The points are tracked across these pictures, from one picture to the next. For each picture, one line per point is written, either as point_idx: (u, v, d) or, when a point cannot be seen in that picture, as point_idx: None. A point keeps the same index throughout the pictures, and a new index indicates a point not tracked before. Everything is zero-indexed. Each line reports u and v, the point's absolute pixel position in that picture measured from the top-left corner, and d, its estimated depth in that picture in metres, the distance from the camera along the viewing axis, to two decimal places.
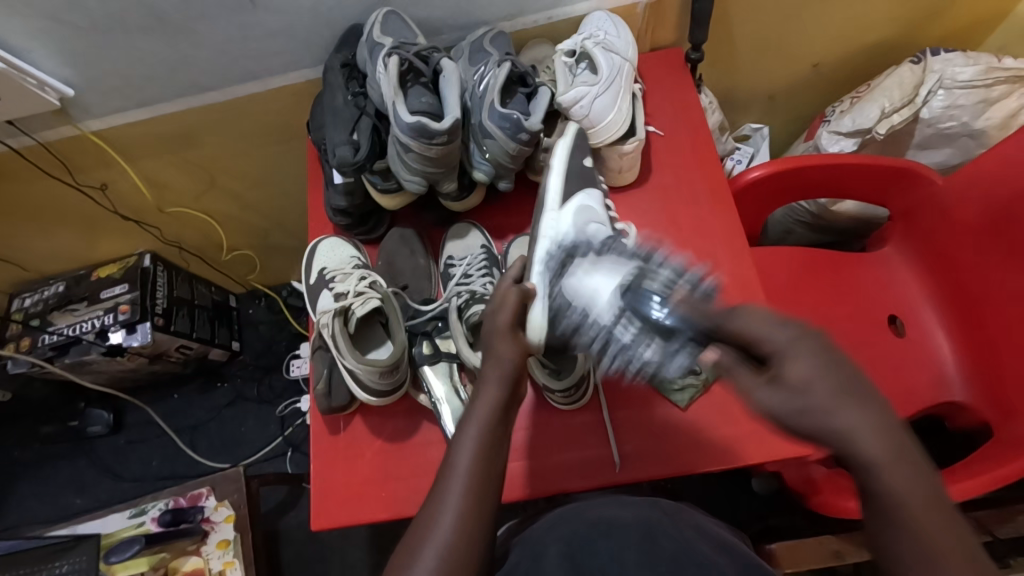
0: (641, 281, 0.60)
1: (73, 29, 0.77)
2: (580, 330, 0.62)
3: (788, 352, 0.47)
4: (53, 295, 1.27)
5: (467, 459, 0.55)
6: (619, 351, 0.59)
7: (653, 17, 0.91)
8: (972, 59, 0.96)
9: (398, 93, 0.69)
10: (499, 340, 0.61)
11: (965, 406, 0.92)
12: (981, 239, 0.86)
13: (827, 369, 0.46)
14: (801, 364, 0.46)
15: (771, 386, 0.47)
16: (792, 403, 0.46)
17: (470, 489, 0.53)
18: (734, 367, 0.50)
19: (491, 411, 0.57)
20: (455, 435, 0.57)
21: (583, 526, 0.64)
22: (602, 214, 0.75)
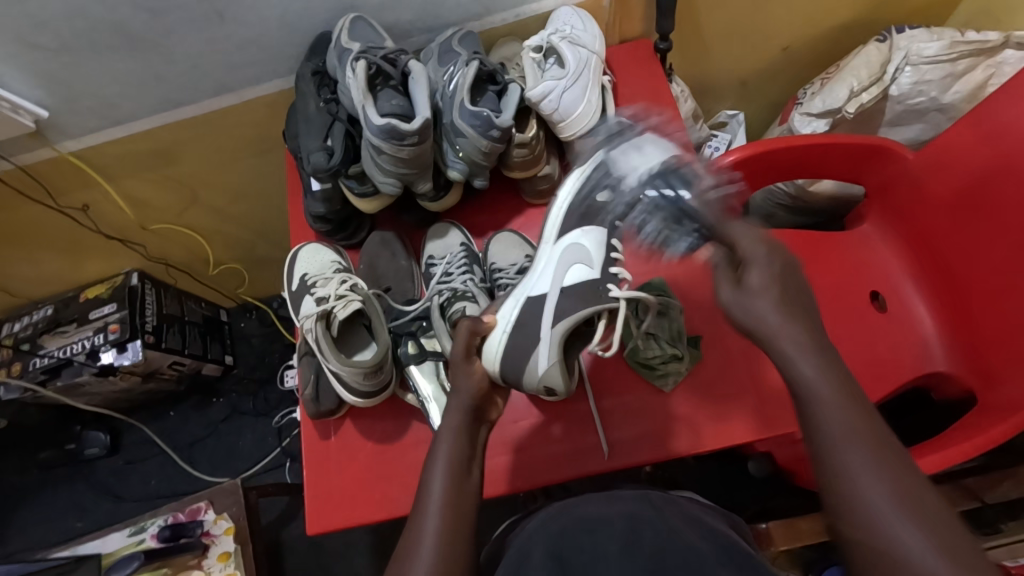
0: (676, 168, 0.69)
1: (43, 51, 0.77)
2: (617, 200, 0.72)
3: (756, 261, 0.53)
4: (42, 318, 1.28)
5: (440, 476, 0.56)
6: (643, 211, 0.70)
7: (619, 10, 0.92)
8: (936, 34, 0.97)
9: (367, 96, 0.69)
10: (457, 373, 0.63)
11: (949, 376, 0.93)
12: (953, 214, 0.87)
13: (775, 281, 0.52)
14: (760, 275, 0.52)
15: (736, 289, 0.53)
16: (749, 307, 0.52)
17: (450, 501, 0.55)
18: (719, 268, 0.56)
19: (458, 432, 0.59)
20: (431, 451, 0.58)
21: (569, 521, 0.65)
22: (596, 254, 0.69)
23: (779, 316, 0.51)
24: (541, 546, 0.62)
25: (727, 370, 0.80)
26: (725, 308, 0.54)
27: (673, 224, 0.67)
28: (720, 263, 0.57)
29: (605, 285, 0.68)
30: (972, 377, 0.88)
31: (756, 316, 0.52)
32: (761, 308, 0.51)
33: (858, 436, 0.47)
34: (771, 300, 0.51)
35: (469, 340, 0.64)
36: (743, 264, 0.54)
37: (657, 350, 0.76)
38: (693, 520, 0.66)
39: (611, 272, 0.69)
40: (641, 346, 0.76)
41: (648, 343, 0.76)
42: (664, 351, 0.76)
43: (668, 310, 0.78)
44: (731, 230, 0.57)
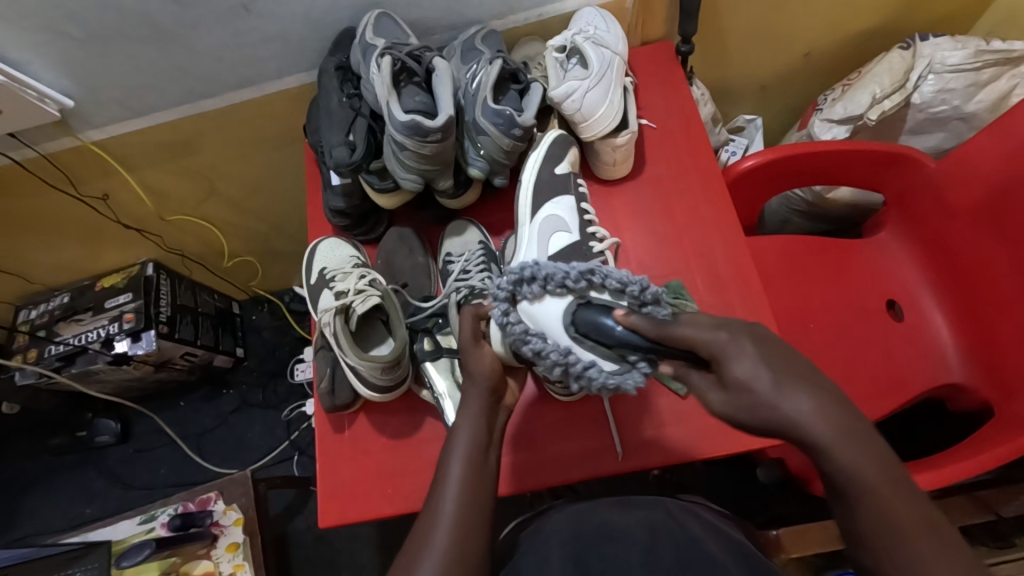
0: (594, 287, 0.58)
1: (72, 40, 0.78)
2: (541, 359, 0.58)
3: (729, 350, 0.47)
4: (58, 306, 1.29)
5: (461, 467, 0.56)
6: (579, 377, 0.56)
7: (642, 12, 0.92)
8: (960, 43, 0.96)
9: (391, 92, 0.70)
10: (468, 354, 0.63)
11: (965, 387, 0.93)
12: (974, 225, 0.87)
13: (768, 358, 0.46)
14: (737, 365, 0.46)
15: (721, 390, 0.47)
16: (745, 405, 0.46)
17: (468, 489, 0.55)
18: (691, 371, 0.50)
19: (479, 415, 0.60)
20: (450, 436, 0.59)
21: (588, 528, 0.65)
22: (572, 221, 0.75)
23: (774, 392, 0.45)
24: (557, 551, 0.63)
25: None
26: (722, 414, 0.47)
27: (586, 339, 0.56)
28: (689, 367, 0.50)
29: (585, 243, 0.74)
30: (989, 391, 0.88)
31: (761, 411, 0.46)
32: (766, 396, 0.45)
33: (919, 523, 0.46)
34: (767, 368, 0.46)
35: (473, 323, 0.66)
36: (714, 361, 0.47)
37: None
38: (709, 526, 0.67)
39: (589, 232, 0.75)
40: None
41: None
42: None
43: None
44: (676, 330, 0.49)
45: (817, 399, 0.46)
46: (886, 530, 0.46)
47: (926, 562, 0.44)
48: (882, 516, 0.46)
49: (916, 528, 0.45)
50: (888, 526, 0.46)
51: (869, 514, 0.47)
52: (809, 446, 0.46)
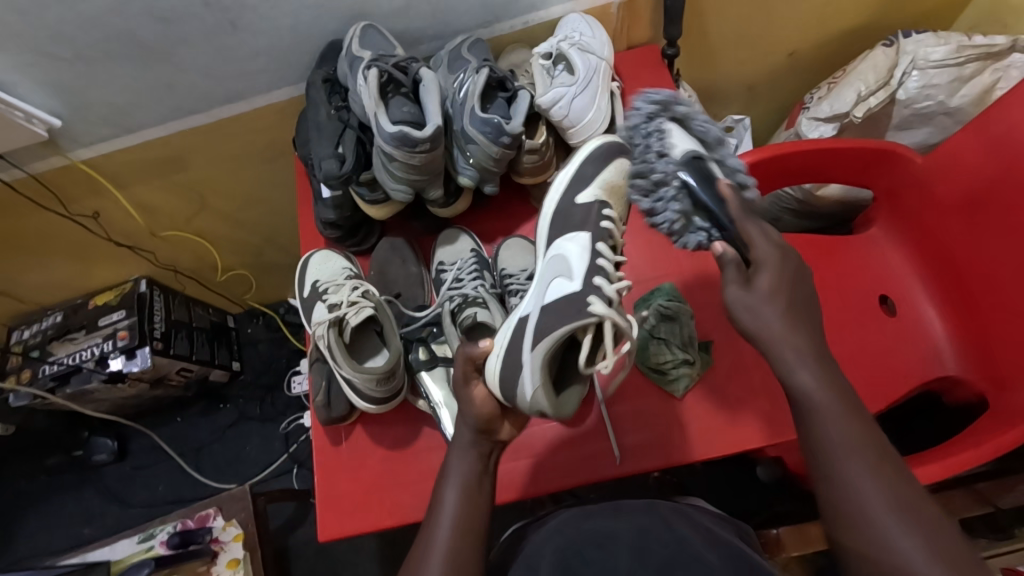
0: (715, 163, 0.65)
1: (58, 61, 0.78)
2: (653, 162, 0.65)
3: (776, 262, 0.56)
4: (52, 326, 1.29)
5: (452, 494, 0.58)
6: (659, 199, 0.64)
7: (627, 16, 0.93)
8: (942, 39, 0.97)
9: (379, 104, 0.70)
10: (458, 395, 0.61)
11: (960, 379, 0.94)
12: (961, 220, 0.88)
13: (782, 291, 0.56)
14: (768, 278, 0.56)
15: (744, 288, 0.57)
16: (752, 303, 0.56)
17: (461, 517, 0.56)
18: (728, 264, 0.58)
19: (467, 450, 0.60)
20: (441, 475, 0.60)
21: (579, 535, 0.65)
22: (578, 267, 0.64)
23: (784, 316, 0.56)
24: (547, 562, 0.62)
25: (739, 375, 0.80)
26: (734, 308, 0.57)
27: (683, 192, 0.63)
28: (731, 263, 0.58)
29: (586, 297, 0.60)
30: (983, 383, 0.88)
31: (752, 322, 0.56)
32: (767, 316, 0.56)
33: (865, 450, 0.51)
34: (777, 301, 0.56)
35: (466, 364, 0.62)
36: (754, 264, 0.57)
37: (668, 354, 0.78)
38: (699, 526, 0.67)
39: (593, 285, 0.61)
40: (652, 350, 0.79)
41: (659, 346, 0.79)
42: (675, 355, 0.78)
43: (676, 315, 0.80)
44: (750, 227, 0.58)
45: (789, 325, 0.56)
46: (841, 462, 0.51)
47: (867, 479, 0.50)
48: (835, 436, 0.52)
49: (867, 457, 0.51)
50: (838, 448, 0.52)
51: (837, 433, 0.52)
52: (778, 363, 0.56)
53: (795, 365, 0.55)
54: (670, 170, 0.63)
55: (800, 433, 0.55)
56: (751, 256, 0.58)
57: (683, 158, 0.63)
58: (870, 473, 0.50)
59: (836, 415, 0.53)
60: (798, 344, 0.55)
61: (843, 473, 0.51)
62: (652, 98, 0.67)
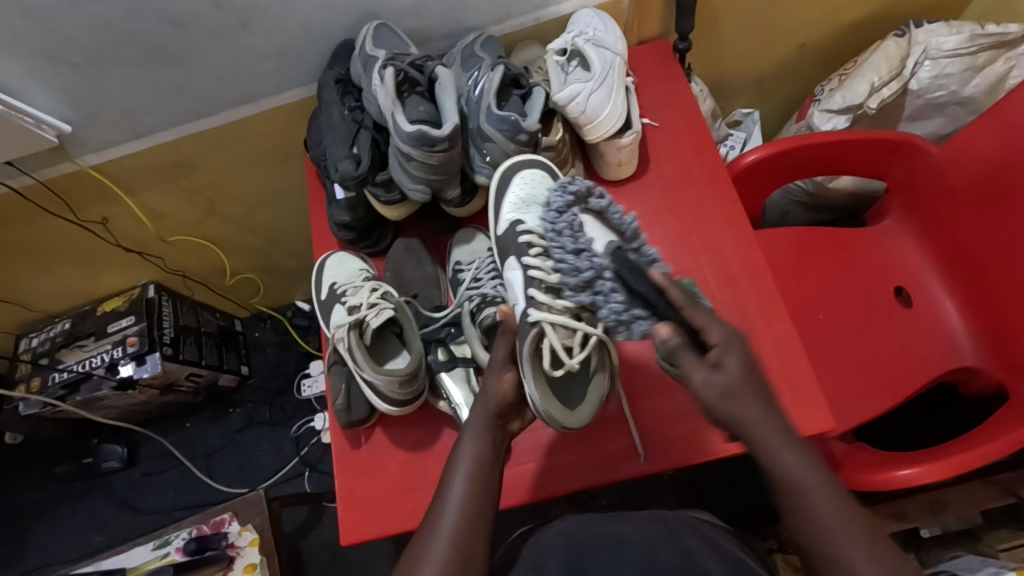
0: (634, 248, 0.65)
1: (68, 65, 0.77)
2: (575, 258, 0.65)
3: (733, 343, 0.55)
4: (60, 333, 1.28)
5: (461, 479, 0.58)
6: (602, 296, 0.61)
7: (638, 11, 0.92)
8: (954, 28, 0.96)
9: (396, 103, 0.69)
10: (489, 376, 0.64)
11: (977, 370, 0.93)
12: (977, 210, 0.87)
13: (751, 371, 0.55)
14: (737, 359, 0.54)
15: (711, 369, 0.54)
16: (722, 390, 0.54)
17: (468, 503, 0.56)
18: (682, 349, 0.55)
19: (482, 433, 0.61)
20: (455, 452, 0.60)
21: (584, 540, 0.66)
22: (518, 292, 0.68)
23: (751, 393, 0.54)
24: (553, 562, 0.63)
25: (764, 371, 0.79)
26: (705, 396, 0.54)
27: (626, 277, 0.59)
28: (682, 345, 0.55)
29: (528, 311, 0.65)
30: (1002, 374, 0.88)
31: (729, 408, 0.54)
32: (724, 393, 0.54)
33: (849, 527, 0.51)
34: (749, 382, 0.54)
35: (507, 347, 0.65)
36: (716, 348, 0.54)
37: None
38: (707, 539, 0.66)
39: (530, 296, 0.66)
40: None
41: None
42: None
43: None
44: (693, 311, 0.55)
45: (764, 404, 0.54)
46: (821, 532, 0.51)
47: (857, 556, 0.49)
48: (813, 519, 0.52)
49: (851, 531, 0.50)
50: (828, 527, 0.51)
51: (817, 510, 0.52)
52: (756, 447, 0.54)
53: (770, 449, 0.53)
54: (600, 267, 0.62)
55: (782, 513, 0.54)
56: (709, 341, 0.55)
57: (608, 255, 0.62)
58: (856, 548, 0.50)
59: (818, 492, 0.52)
60: (778, 426, 0.54)
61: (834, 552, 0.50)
62: (567, 190, 0.70)
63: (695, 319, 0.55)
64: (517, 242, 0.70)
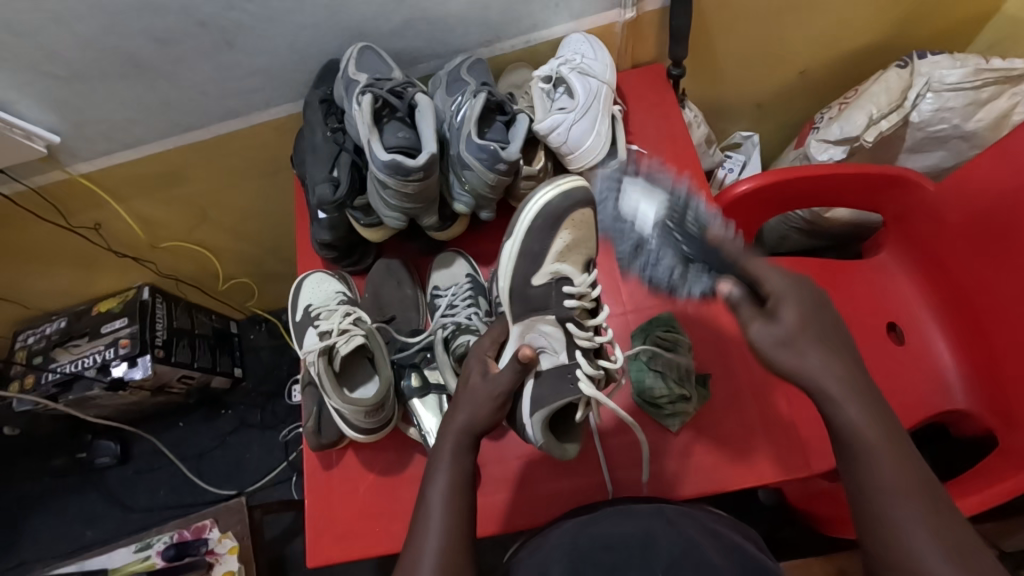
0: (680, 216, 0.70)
1: (56, 79, 0.78)
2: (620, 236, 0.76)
3: (785, 296, 0.55)
4: (55, 331, 1.29)
5: (439, 495, 0.58)
6: (649, 258, 0.75)
7: (631, 35, 0.91)
8: (959, 61, 0.94)
9: (372, 130, 0.69)
10: (478, 390, 0.63)
11: (970, 414, 0.90)
12: (974, 248, 0.85)
13: (808, 320, 0.55)
14: (793, 310, 0.55)
15: (767, 322, 0.55)
16: (782, 342, 0.55)
17: (449, 520, 0.56)
18: (742, 302, 0.57)
19: (458, 454, 0.60)
20: (428, 477, 0.60)
21: (587, 539, 0.63)
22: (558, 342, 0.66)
23: (812, 345, 0.54)
24: (559, 563, 0.61)
25: (737, 411, 0.78)
26: (761, 345, 0.55)
27: (670, 237, 0.71)
28: (742, 299, 0.57)
29: (573, 369, 0.64)
30: (992, 419, 0.85)
31: (788, 359, 0.54)
32: (796, 342, 0.54)
33: (903, 484, 0.51)
34: (805, 331, 0.55)
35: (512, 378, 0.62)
36: (772, 298, 0.56)
37: (664, 389, 0.75)
38: (709, 531, 0.64)
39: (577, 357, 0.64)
40: (648, 383, 0.76)
41: (655, 380, 0.76)
42: (671, 390, 0.74)
43: (674, 347, 0.77)
44: (751, 265, 0.58)
45: (828, 361, 0.54)
46: (879, 489, 0.52)
47: (905, 516, 0.50)
48: (880, 477, 0.52)
49: (902, 490, 0.51)
50: (884, 485, 0.52)
51: (871, 467, 0.53)
52: (822, 400, 0.55)
53: (837, 401, 0.54)
54: (644, 236, 0.73)
55: (843, 469, 0.55)
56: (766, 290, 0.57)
57: (656, 225, 0.72)
58: (906, 507, 0.50)
59: (879, 446, 0.53)
60: (837, 373, 0.54)
61: (886, 511, 0.51)
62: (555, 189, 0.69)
63: (755, 269, 0.58)
64: (562, 305, 0.67)
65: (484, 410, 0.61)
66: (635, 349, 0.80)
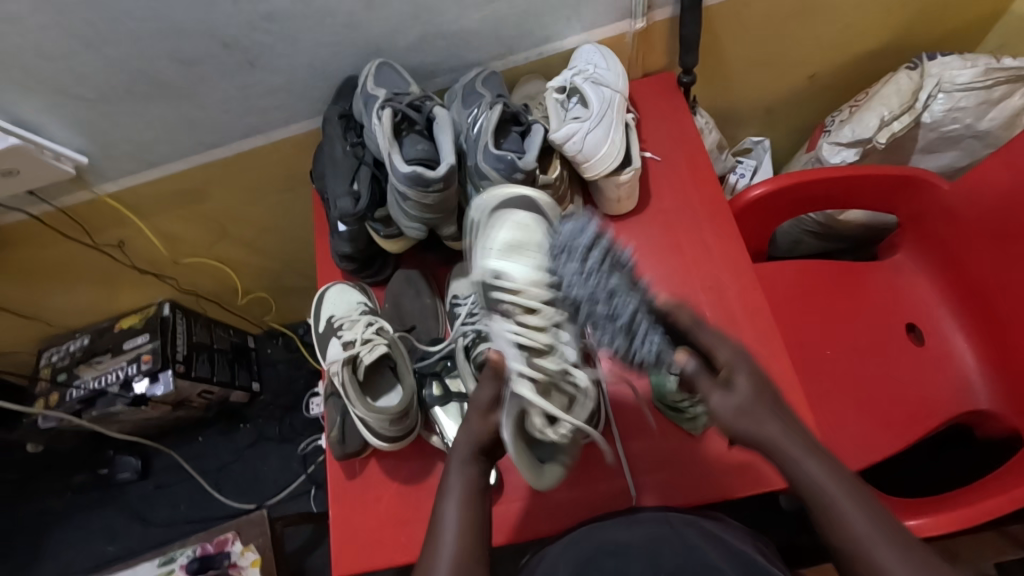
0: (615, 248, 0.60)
1: (85, 102, 0.80)
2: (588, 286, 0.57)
3: (740, 363, 0.59)
4: (79, 348, 1.32)
5: (454, 513, 0.58)
6: (609, 323, 0.57)
7: (641, 45, 0.92)
8: (969, 61, 0.94)
9: (392, 143, 0.70)
10: (472, 411, 0.63)
11: (992, 414, 0.90)
12: (992, 246, 0.84)
13: (759, 386, 0.58)
14: (745, 376, 0.58)
15: (725, 391, 0.58)
16: (740, 412, 0.57)
17: (463, 533, 0.57)
18: (699, 373, 0.58)
19: (467, 467, 0.61)
20: (439, 498, 0.60)
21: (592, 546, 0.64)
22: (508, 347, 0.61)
23: (767, 410, 0.57)
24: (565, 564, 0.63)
25: None
26: (723, 414, 0.57)
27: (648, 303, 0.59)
28: (699, 370, 0.59)
29: (516, 372, 0.59)
30: (1017, 419, 0.84)
31: (749, 427, 0.57)
32: (752, 407, 0.57)
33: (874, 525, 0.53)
34: (762, 400, 0.57)
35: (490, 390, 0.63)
36: (725, 367, 0.59)
37: (685, 392, 0.73)
38: (714, 539, 0.64)
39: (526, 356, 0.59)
40: (669, 387, 0.75)
41: (675, 383, 0.74)
42: (693, 394, 0.73)
43: None
44: (706, 336, 0.60)
45: (780, 423, 0.57)
46: (858, 534, 0.53)
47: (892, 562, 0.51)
48: (856, 524, 0.53)
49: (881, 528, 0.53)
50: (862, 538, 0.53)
51: (855, 519, 0.53)
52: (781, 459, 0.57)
53: (795, 456, 0.56)
54: (636, 311, 0.56)
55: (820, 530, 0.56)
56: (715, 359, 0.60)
57: (642, 297, 0.58)
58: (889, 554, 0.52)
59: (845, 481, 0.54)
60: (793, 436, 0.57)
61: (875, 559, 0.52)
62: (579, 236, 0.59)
63: (705, 339, 0.60)
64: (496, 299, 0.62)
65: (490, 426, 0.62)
66: None
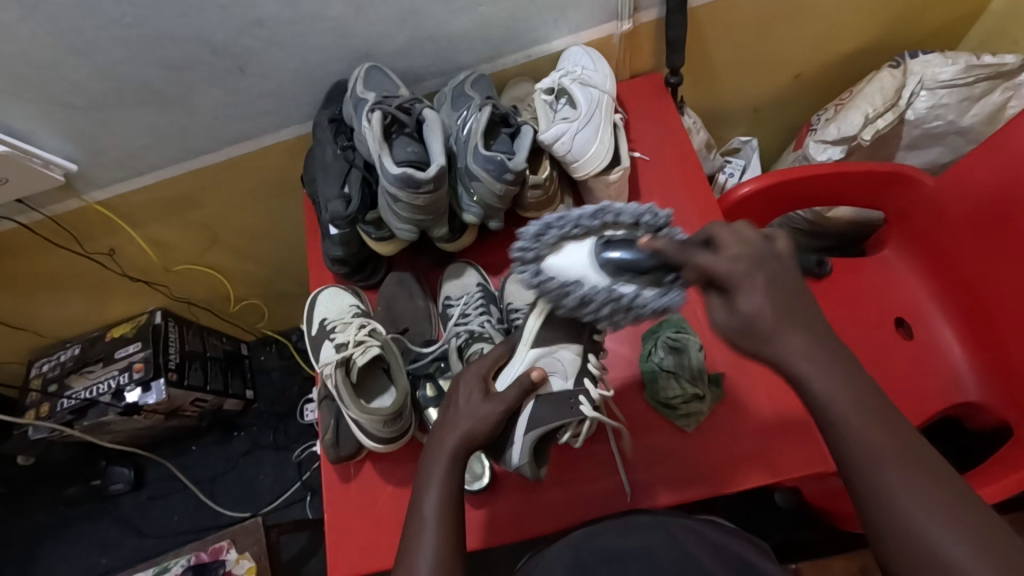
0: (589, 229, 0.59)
1: (74, 109, 0.80)
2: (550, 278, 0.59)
3: (744, 281, 0.47)
4: (70, 358, 1.30)
5: (433, 504, 0.57)
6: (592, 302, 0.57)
7: (628, 47, 0.93)
8: (950, 58, 0.96)
9: (383, 145, 0.71)
10: (480, 408, 0.61)
11: (981, 405, 0.90)
12: (977, 237, 0.85)
13: (774, 297, 0.48)
14: (751, 294, 0.47)
15: (726, 309, 0.49)
16: (745, 329, 0.48)
17: (443, 531, 0.56)
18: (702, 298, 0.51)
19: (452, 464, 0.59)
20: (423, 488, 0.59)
21: (588, 552, 0.64)
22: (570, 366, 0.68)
23: (775, 324, 0.48)
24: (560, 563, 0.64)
25: (751, 410, 0.78)
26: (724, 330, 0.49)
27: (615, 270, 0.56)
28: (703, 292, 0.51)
29: (576, 396, 0.66)
30: (1006, 408, 0.85)
31: (755, 343, 0.48)
32: (765, 327, 0.48)
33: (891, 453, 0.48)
34: (767, 312, 0.47)
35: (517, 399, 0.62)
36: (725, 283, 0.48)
37: (678, 388, 0.76)
38: (709, 545, 0.65)
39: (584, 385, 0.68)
40: (661, 384, 0.77)
41: (668, 380, 0.77)
42: (684, 390, 0.76)
43: (685, 347, 0.78)
44: (696, 256, 0.49)
45: (806, 339, 0.48)
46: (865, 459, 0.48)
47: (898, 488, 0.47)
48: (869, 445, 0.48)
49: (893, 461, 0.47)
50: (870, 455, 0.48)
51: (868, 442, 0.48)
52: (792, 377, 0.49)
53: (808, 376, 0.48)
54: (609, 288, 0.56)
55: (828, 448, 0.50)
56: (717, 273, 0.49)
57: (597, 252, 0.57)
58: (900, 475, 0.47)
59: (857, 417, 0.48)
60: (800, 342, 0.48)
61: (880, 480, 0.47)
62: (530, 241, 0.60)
63: (697, 256, 0.49)
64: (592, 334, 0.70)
65: (483, 425, 0.60)
66: (648, 351, 0.81)
